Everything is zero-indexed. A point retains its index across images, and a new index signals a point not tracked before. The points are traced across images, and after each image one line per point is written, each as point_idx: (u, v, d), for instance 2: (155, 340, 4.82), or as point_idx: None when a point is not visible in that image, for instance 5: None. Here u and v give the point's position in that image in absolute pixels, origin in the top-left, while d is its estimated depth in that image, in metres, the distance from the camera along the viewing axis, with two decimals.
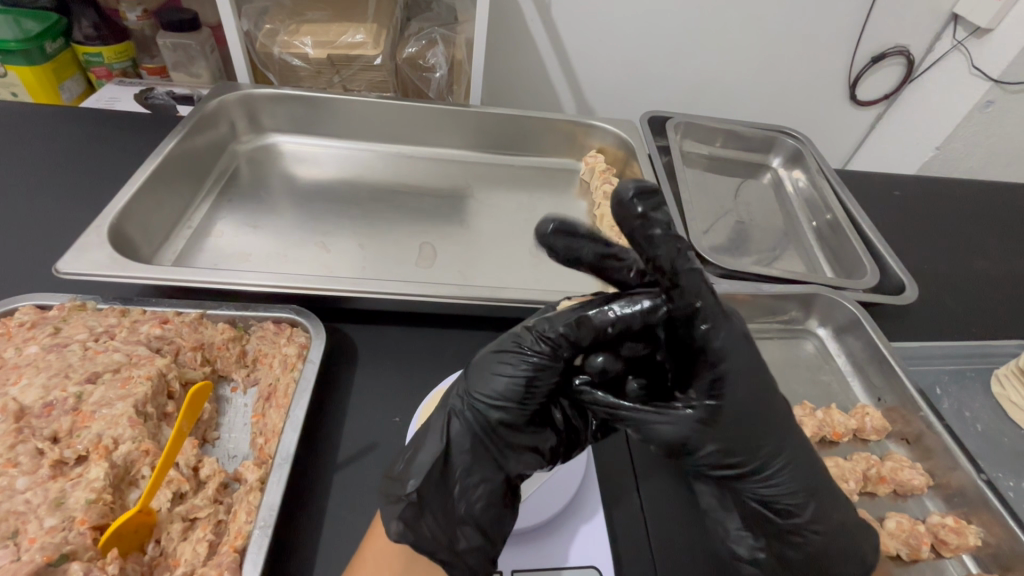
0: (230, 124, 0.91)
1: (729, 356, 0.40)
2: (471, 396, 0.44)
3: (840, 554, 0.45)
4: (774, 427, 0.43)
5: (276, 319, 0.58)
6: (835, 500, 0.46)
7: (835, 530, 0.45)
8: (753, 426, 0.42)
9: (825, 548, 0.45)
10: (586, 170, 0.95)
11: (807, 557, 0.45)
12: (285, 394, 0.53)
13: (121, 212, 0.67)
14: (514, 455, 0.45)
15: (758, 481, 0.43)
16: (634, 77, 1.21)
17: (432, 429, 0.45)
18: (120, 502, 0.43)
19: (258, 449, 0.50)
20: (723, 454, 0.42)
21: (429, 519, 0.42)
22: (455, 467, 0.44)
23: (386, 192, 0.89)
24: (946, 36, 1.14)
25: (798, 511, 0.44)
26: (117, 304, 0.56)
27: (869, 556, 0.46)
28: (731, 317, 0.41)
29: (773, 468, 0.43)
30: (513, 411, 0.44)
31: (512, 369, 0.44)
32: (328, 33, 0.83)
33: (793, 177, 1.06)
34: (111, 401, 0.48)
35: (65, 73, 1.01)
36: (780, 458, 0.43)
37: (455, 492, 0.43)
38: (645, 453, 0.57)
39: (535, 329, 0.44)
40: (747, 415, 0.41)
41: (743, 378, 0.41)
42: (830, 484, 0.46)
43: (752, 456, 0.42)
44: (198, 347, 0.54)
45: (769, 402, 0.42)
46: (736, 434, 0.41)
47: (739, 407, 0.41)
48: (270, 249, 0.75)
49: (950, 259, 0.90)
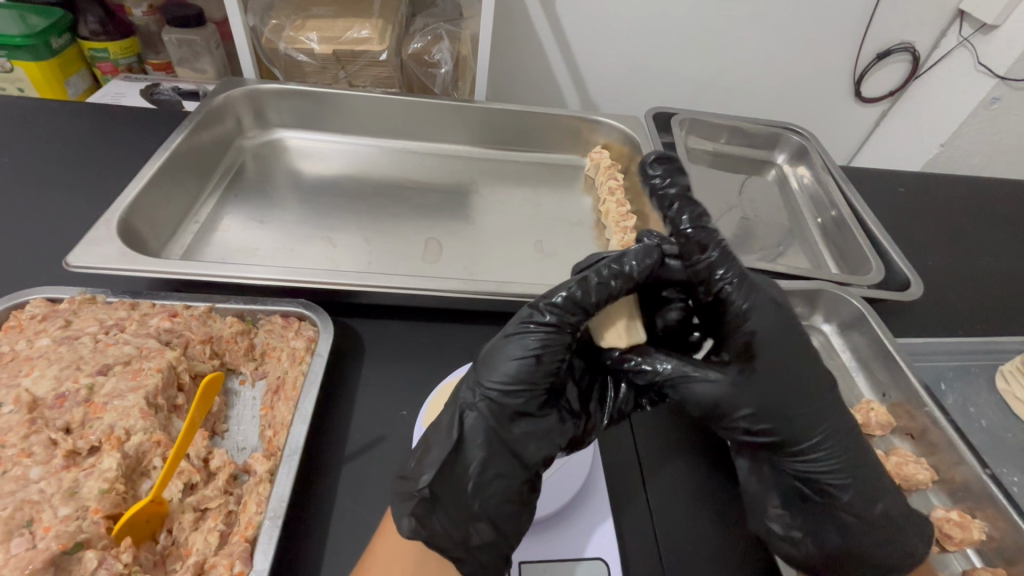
0: (236, 120, 0.91)
1: (756, 317, 0.44)
2: (482, 386, 0.44)
3: (880, 534, 0.46)
4: (809, 398, 0.45)
5: (284, 312, 0.59)
6: (874, 480, 0.46)
7: (873, 508, 0.46)
8: (789, 394, 0.44)
9: (863, 526, 0.46)
10: (590, 166, 0.95)
11: (847, 534, 0.46)
12: (294, 387, 0.53)
13: (129, 205, 0.67)
14: (530, 442, 0.44)
15: (792, 450, 0.45)
16: (638, 73, 1.20)
17: (443, 426, 0.45)
18: (132, 492, 0.44)
19: (267, 441, 0.50)
20: (759, 421, 0.44)
21: (441, 515, 0.43)
22: (471, 462, 0.43)
23: (392, 187, 0.89)
24: (952, 32, 1.13)
25: (835, 485, 0.45)
26: (127, 297, 0.57)
27: (906, 534, 0.46)
28: (758, 284, 0.45)
29: (812, 440, 0.45)
30: (527, 397, 0.43)
31: (522, 350, 0.43)
32: (334, 28, 0.84)
33: (797, 174, 1.06)
34: (122, 392, 0.48)
35: (71, 68, 1.02)
36: (819, 425, 0.45)
37: (471, 487, 0.43)
38: (654, 455, 0.56)
39: (537, 308, 0.43)
40: (782, 383, 0.44)
41: (775, 346, 0.44)
42: (871, 462, 0.47)
43: (785, 423, 0.44)
44: (206, 340, 0.55)
45: (804, 372, 0.45)
46: (775, 403, 0.44)
47: (773, 374, 0.44)
48: (276, 243, 0.76)
49: (955, 256, 0.90)
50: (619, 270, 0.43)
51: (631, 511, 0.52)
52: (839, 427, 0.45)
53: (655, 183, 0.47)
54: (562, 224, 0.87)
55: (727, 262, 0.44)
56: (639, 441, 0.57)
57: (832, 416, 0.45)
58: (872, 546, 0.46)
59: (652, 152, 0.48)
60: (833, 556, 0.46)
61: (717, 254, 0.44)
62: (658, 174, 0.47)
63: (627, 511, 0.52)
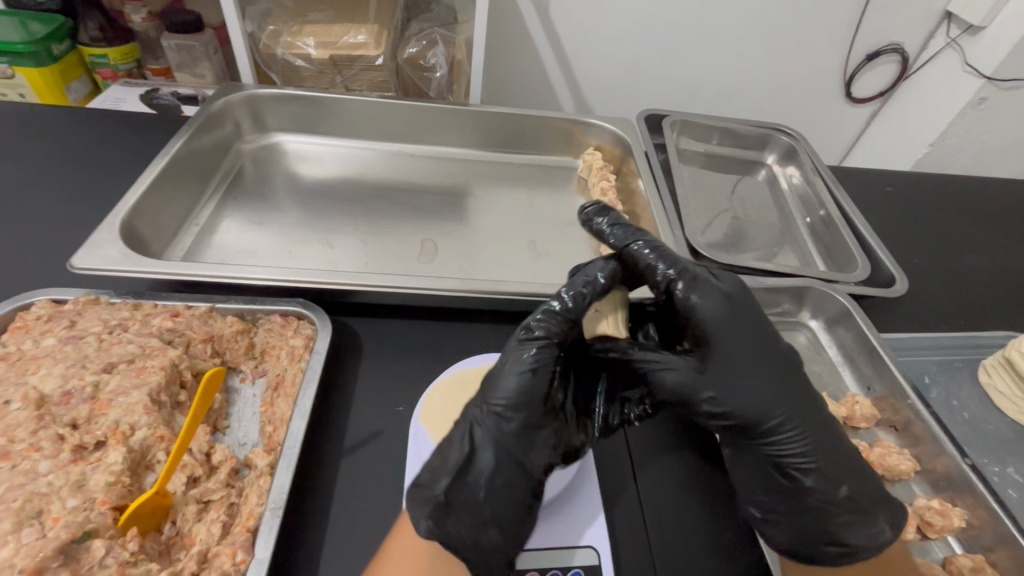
0: (235, 124, 0.92)
1: (706, 306, 0.49)
2: (488, 402, 0.47)
3: (852, 484, 0.49)
4: (767, 382, 0.49)
5: (283, 312, 0.61)
6: (840, 463, 0.49)
7: (837, 485, 0.48)
8: (747, 378, 0.48)
9: (836, 476, 0.49)
10: (583, 168, 0.97)
11: (813, 513, 0.48)
12: (293, 383, 0.55)
13: (132, 208, 0.68)
14: (536, 453, 0.46)
15: (761, 431, 0.49)
16: (629, 76, 1.22)
17: (456, 439, 0.47)
18: (137, 485, 0.45)
19: (267, 437, 0.52)
20: (729, 394, 0.48)
21: (456, 518, 0.44)
22: (480, 473, 0.45)
23: (390, 189, 0.91)
24: (941, 33, 1.16)
25: (799, 463, 0.48)
26: (130, 298, 0.58)
27: (879, 525, 0.48)
28: (707, 279, 0.51)
29: (783, 400, 0.49)
30: (531, 413, 0.46)
31: (523, 370, 0.46)
32: (331, 34, 0.85)
33: (787, 174, 1.08)
34: (126, 389, 0.49)
35: (71, 74, 1.04)
36: (777, 406, 0.48)
37: (480, 496, 0.45)
38: (645, 447, 0.58)
39: (531, 325, 0.48)
40: (734, 367, 0.48)
41: (726, 331, 0.49)
42: (834, 446, 0.49)
43: (747, 406, 0.48)
44: (207, 339, 0.57)
45: (760, 359, 0.49)
46: (740, 369, 0.48)
47: (728, 358, 0.48)
48: (275, 246, 0.77)
49: (942, 254, 0.92)
50: (591, 280, 0.50)
51: (621, 500, 0.54)
52: (800, 386, 0.50)
53: (598, 226, 0.54)
54: (555, 224, 0.89)
55: (671, 260, 0.51)
56: (630, 435, 0.59)
57: (795, 377, 0.50)
58: (836, 522, 0.48)
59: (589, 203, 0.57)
60: (799, 535, 0.48)
61: (662, 261, 0.51)
62: (598, 218, 0.55)
63: (617, 499, 0.54)
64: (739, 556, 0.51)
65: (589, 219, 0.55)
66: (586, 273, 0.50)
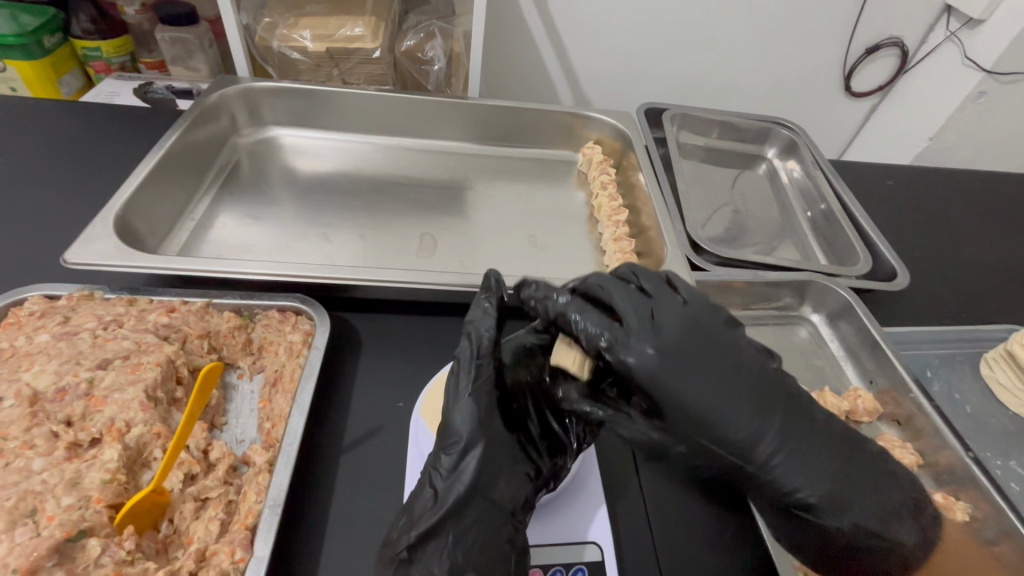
0: (230, 118, 0.91)
1: (640, 358, 0.42)
2: (440, 448, 0.44)
3: (861, 501, 0.43)
4: (749, 426, 0.42)
5: (281, 307, 0.60)
6: (851, 486, 0.43)
7: (853, 510, 0.43)
8: (721, 429, 0.42)
9: (846, 497, 0.43)
10: (583, 162, 0.96)
11: (831, 537, 0.44)
12: (291, 379, 0.55)
13: (126, 203, 0.67)
14: (500, 489, 0.43)
15: (756, 481, 0.43)
16: (628, 70, 1.22)
17: (421, 484, 0.44)
18: (133, 483, 0.44)
19: (266, 433, 0.52)
20: (714, 451, 0.43)
21: (422, 567, 0.41)
22: (443, 520, 0.41)
23: (388, 184, 0.90)
24: (940, 26, 1.16)
25: (802, 506, 0.43)
26: (125, 294, 0.57)
27: (896, 525, 0.44)
28: (637, 319, 0.44)
29: (767, 435, 0.42)
30: (485, 448, 0.44)
31: (464, 411, 0.45)
32: (328, 26, 0.85)
33: (788, 168, 1.07)
34: (122, 386, 0.48)
35: (64, 68, 1.02)
36: (765, 451, 0.42)
37: (450, 540, 0.41)
38: None
39: (458, 372, 0.47)
40: (702, 419, 0.42)
41: (674, 378, 0.42)
42: (836, 468, 0.44)
43: (731, 458, 0.43)
44: (204, 335, 0.56)
45: (724, 400, 0.42)
46: (707, 415, 0.42)
47: (694, 409, 0.42)
48: (273, 240, 0.76)
49: (942, 247, 0.92)
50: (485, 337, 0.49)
51: (625, 498, 0.53)
52: (782, 405, 0.44)
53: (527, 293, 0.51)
54: (555, 218, 0.88)
55: (591, 320, 0.45)
56: None
57: (770, 398, 0.44)
58: (856, 539, 0.44)
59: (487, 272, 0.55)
60: (820, 547, 0.46)
61: (575, 313, 0.46)
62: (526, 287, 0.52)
63: (621, 498, 0.53)
64: (742, 552, 0.51)
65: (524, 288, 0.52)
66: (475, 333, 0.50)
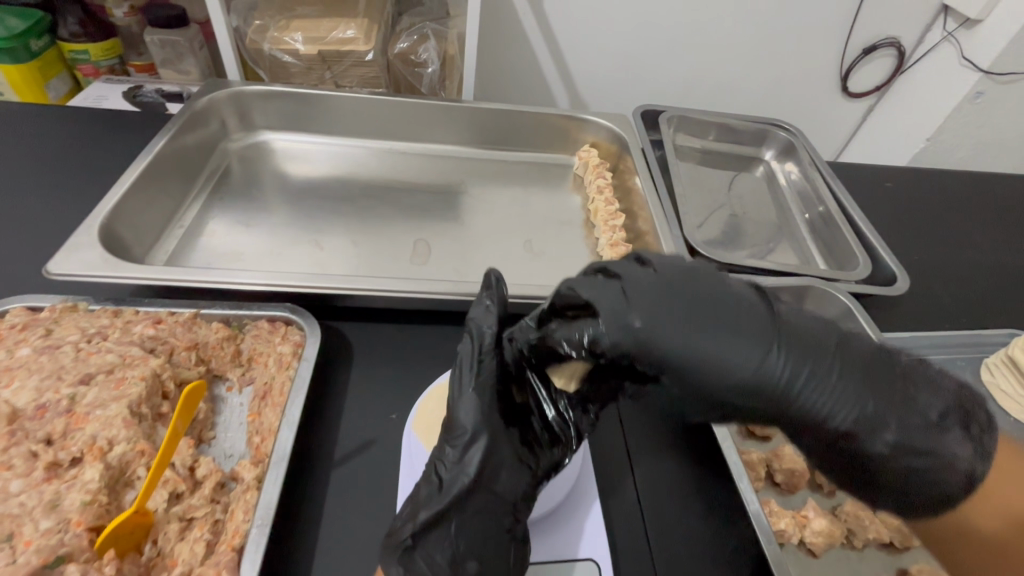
0: (220, 122, 0.90)
1: (616, 317, 0.40)
2: (444, 441, 0.45)
3: (902, 418, 0.38)
4: (746, 353, 0.39)
5: (271, 317, 0.59)
6: (888, 401, 0.39)
7: (894, 428, 0.38)
8: (718, 364, 0.39)
9: (881, 416, 0.38)
10: (579, 165, 0.95)
11: (886, 467, 0.39)
12: (281, 392, 0.53)
13: (112, 211, 0.65)
14: (502, 482, 0.44)
15: (779, 418, 0.40)
16: (624, 71, 1.21)
17: (422, 479, 0.45)
18: (116, 503, 0.43)
19: (254, 448, 0.51)
20: (724, 390, 0.39)
21: (425, 557, 0.41)
22: (446, 512, 0.42)
23: (381, 189, 0.89)
24: (937, 27, 1.15)
25: (840, 431, 0.39)
26: (110, 305, 0.56)
27: (947, 441, 0.39)
28: (607, 290, 0.42)
29: (776, 367, 0.39)
30: (488, 443, 0.44)
31: (466, 408, 0.45)
32: (319, 29, 0.83)
33: (785, 170, 1.06)
34: (104, 402, 0.47)
35: (51, 71, 1.01)
36: (773, 377, 0.39)
37: (452, 530, 0.42)
38: (641, 446, 0.57)
39: (463, 370, 0.47)
40: (697, 355, 0.39)
41: (654, 317, 0.40)
42: (864, 385, 0.39)
43: (743, 396, 0.39)
44: (192, 346, 0.55)
45: (712, 330, 0.39)
46: (703, 358, 0.39)
47: (686, 349, 0.39)
48: (264, 247, 0.75)
49: (940, 250, 0.91)
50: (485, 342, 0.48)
51: (621, 505, 0.53)
52: (783, 332, 0.40)
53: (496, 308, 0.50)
54: (551, 223, 0.87)
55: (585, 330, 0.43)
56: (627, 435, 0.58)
57: (771, 327, 0.40)
58: (912, 463, 0.38)
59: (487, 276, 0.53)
60: (891, 483, 0.39)
61: (563, 333, 0.44)
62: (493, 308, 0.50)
63: (617, 505, 0.53)
64: (740, 559, 0.50)
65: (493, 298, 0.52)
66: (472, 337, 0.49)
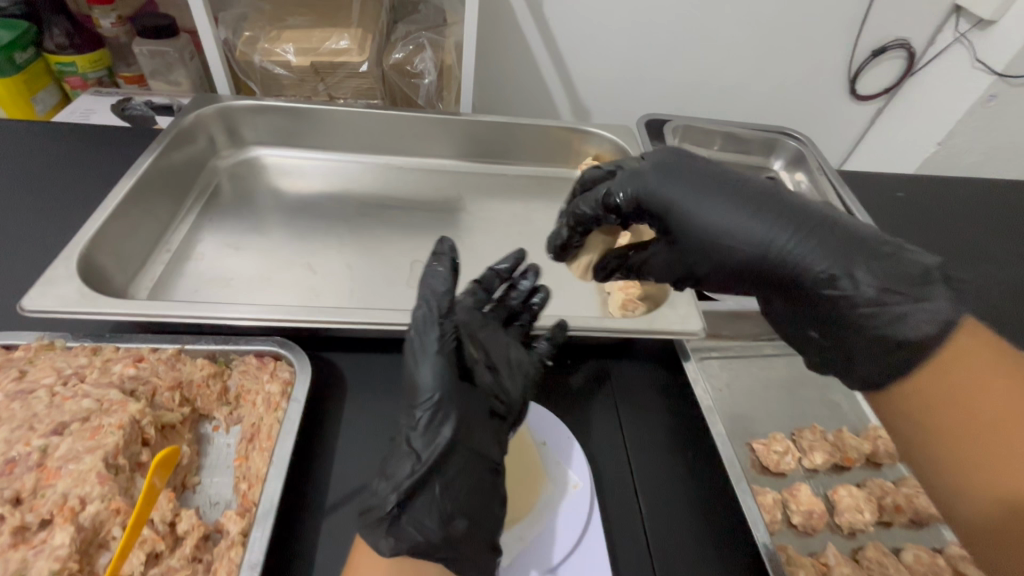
0: (209, 139, 0.87)
1: (631, 181, 0.47)
2: (412, 409, 0.42)
3: (886, 275, 0.37)
4: (730, 204, 0.43)
5: (259, 352, 0.56)
6: (866, 250, 0.39)
7: (871, 275, 0.37)
8: (702, 214, 0.44)
9: (857, 268, 0.38)
10: (581, 179, 0.92)
11: (865, 317, 0.38)
12: (269, 436, 0.51)
13: (92, 238, 0.62)
14: (481, 437, 0.44)
15: (754, 271, 0.42)
16: (627, 77, 1.17)
17: (395, 455, 0.43)
18: (88, 569, 0.40)
19: (241, 496, 0.48)
20: (704, 237, 0.43)
21: (414, 521, 0.41)
22: (429, 474, 0.41)
23: (376, 206, 0.86)
24: (948, 28, 1.12)
25: (814, 280, 0.39)
26: (88, 342, 0.53)
27: (932, 297, 0.36)
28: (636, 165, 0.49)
29: (755, 223, 0.42)
30: (458, 403, 0.42)
31: (429, 373, 0.42)
32: (311, 39, 0.79)
33: (795, 180, 1.03)
34: (77, 455, 0.44)
35: (38, 84, 0.98)
36: (749, 224, 0.42)
37: (438, 490, 0.41)
38: (648, 475, 0.56)
39: (415, 339, 0.43)
40: (687, 208, 0.44)
41: (663, 176, 0.46)
42: (846, 235, 0.40)
43: (724, 246, 0.43)
44: (175, 386, 0.52)
45: (703, 190, 0.44)
46: (691, 209, 0.44)
47: (676, 204, 0.45)
48: (254, 272, 0.72)
49: (955, 265, 0.88)
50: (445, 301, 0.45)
51: (629, 544, 0.51)
52: (771, 194, 0.43)
53: (452, 254, 0.47)
54: None
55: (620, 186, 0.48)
56: (634, 465, 0.57)
57: (761, 193, 0.43)
58: (885, 319, 0.37)
59: (438, 240, 0.48)
60: (875, 345, 0.38)
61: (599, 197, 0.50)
62: (445, 261, 0.47)
63: (624, 540, 0.51)
64: None
65: (443, 249, 0.47)
66: (428, 296, 0.45)
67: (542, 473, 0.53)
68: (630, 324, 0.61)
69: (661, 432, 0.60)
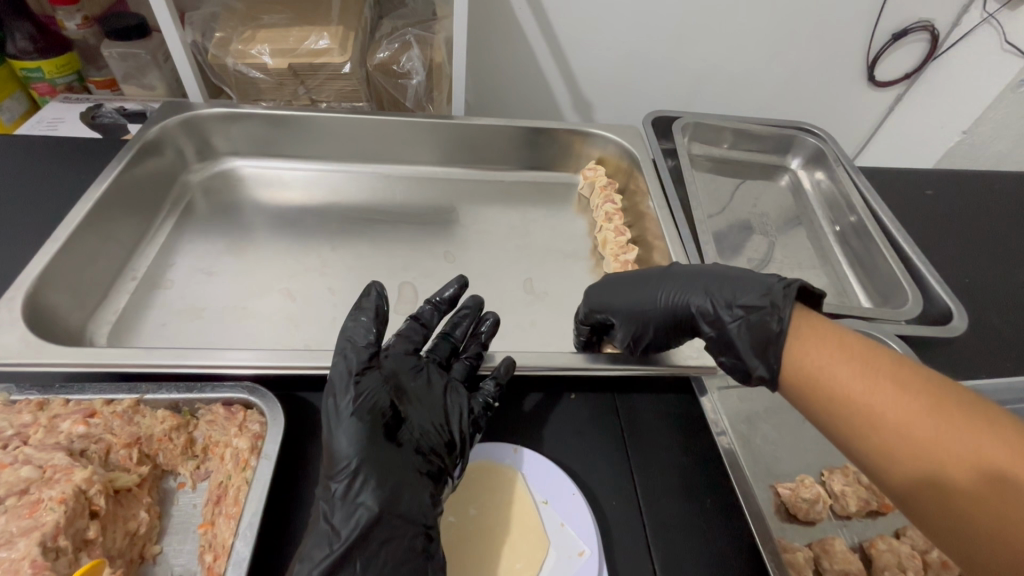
0: (178, 152, 0.80)
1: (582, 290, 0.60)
2: (328, 480, 0.42)
3: (739, 292, 0.48)
4: (645, 280, 0.55)
5: (228, 400, 0.50)
6: (731, 280, 0.50)
7: (739, 293, 0.48)
8: (625, 290, 0.55)
9: (726, 292, 0.49)
10: (584, 185, 0.85)
11: (744, 323, 0.46)
12: (235, 501, 0.45)
13: (42, 273, 0.56)
14: (405, 500, 0.42)
15: (669, 321, 0.52)
16: (633, 70, 1.10)
17: (310, 531, 0.41)
18: None
19: (205, 569, 0.43)
20: (627, 305, 0.55)
21: None
22: (343, 547, 0.39)
23: (362, 219, 0.80)
24: (975, 7, 1.01)
25: (703, 310, 0.50)
26: (35, 396, 0.48)
27: (776, 290, 0.46)
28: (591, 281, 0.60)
29: (662, 288, 0.53)
30: (370, 468, 0.42)
31: (343, 440, 0.42)
32: (288, 39, 0.71)
33: (813, 179, 0.95)
34: (11, 539, 0.39)
35: (3, 92, 0.91)
36: (659, 287, 0.53)
37: (358, 565, 0.39)
38: (660, 528, 0.50)
39: (332, 398, 0.44)
40: (618, 290, 0.56)
41: (605, 278, 0.58)
42: (722, 277, 0.51)
43: (643, 310, 0.54)
44: (132, 443, 0.46)
45: (631, 280, 0.56)
46: (609, 294, 0.56)
47: (611, 289, 0.57)
48: (228, 300, 0.66)
49: (992, 271, 0.81)
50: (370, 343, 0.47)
51: None
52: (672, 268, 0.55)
53: (380, 303, 0.49)
54: (554, 256, 0.77)
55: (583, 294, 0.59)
56: (645, 517, 0.50)
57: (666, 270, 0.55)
58: (753, 315, 0.46)
59: (366, 289, 0.50)
60: (758, 343, 0.45)
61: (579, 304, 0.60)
62: (367, 310, 0.49)
63: None
64: None
65: (372, 299, 0.50)
66: (347, 345, 0.47)
67: (542, 539, 0.47)
68: (638, 362, 0.56)
69: (674, 475, 0.53)
